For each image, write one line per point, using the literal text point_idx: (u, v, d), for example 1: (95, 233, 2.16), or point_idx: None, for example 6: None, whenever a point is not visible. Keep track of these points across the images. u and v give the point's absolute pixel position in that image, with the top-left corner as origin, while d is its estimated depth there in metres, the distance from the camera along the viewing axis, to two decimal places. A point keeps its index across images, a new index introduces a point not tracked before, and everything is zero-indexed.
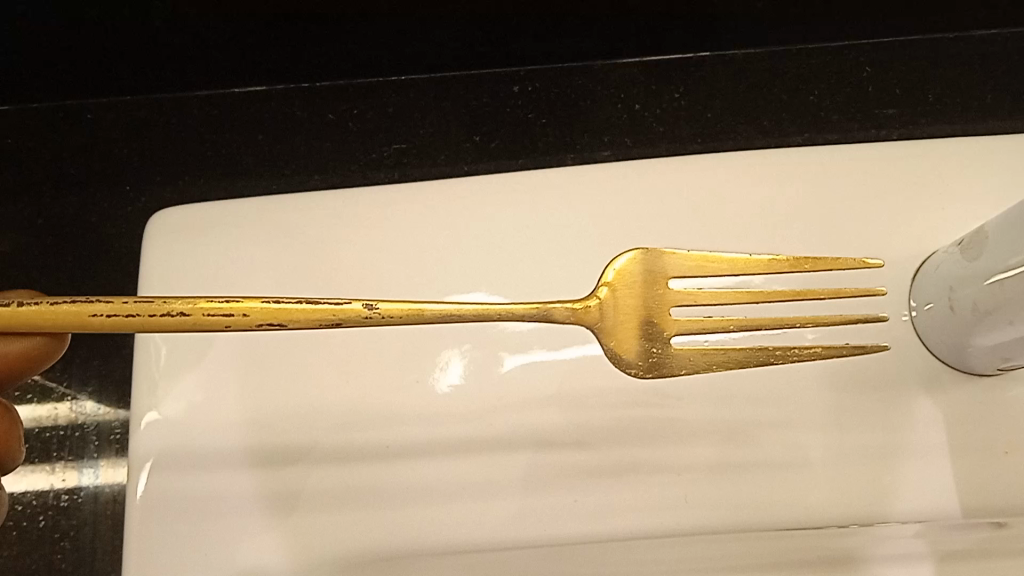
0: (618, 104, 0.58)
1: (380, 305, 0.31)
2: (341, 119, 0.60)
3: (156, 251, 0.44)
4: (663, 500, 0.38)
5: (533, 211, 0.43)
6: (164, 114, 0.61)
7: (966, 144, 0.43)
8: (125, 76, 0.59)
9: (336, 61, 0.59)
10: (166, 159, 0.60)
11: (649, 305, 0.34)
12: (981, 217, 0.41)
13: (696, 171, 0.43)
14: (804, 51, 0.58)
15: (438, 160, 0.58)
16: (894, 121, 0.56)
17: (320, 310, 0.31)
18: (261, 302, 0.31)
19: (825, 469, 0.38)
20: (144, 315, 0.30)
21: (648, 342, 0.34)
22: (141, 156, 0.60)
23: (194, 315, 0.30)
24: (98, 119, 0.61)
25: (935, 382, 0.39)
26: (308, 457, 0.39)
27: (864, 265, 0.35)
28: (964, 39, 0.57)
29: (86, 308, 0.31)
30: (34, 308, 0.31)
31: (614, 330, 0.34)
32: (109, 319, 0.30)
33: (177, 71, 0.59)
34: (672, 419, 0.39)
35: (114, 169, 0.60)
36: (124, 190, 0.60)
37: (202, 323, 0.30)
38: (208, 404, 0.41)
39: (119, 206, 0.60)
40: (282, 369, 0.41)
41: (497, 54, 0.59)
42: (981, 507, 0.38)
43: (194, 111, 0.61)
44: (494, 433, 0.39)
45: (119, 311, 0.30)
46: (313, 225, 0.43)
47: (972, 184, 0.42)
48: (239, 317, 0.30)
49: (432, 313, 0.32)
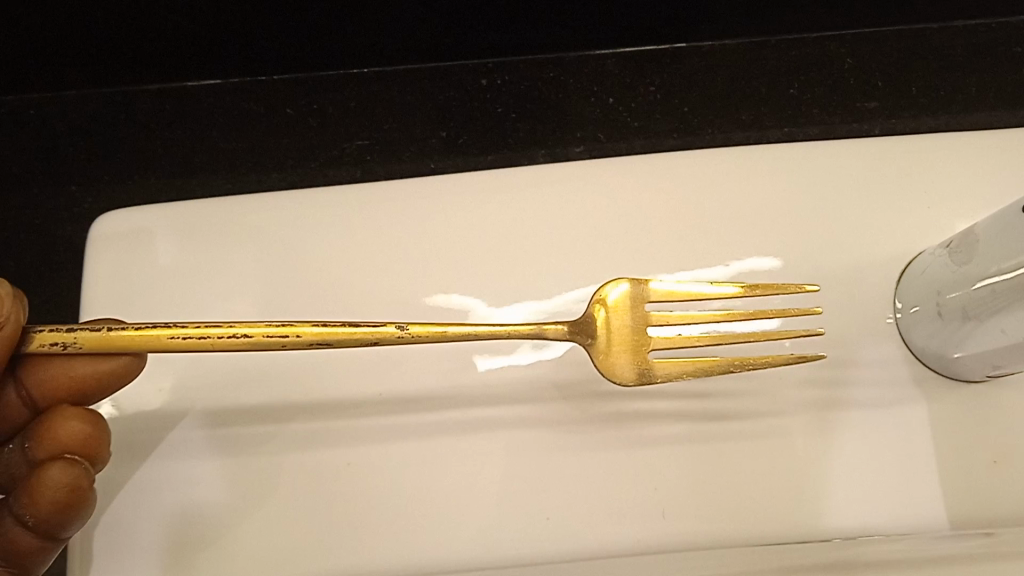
0: (590, 98, 0.52)
1: (410, 326, 0.34)
2: (300, 113, 0.53)
3: (107, 255, 0.41)
4: (643, 511, 0.37)
5: (502, 211, 0.41)
6: (103, 110, 0.53)
7: (947, 140, 0.41)
8: (52, 74, 0.52)
9: (285, 54, 0.51)
10: (106, 162, 0.53)
11: (633, 326, 0.35)
12: (963, 218, 0.40)
13: (674, 168, 0.41)
14: (784, 42, 0.52)
15: (403, 159, 0.52)
16: (876, 114, 0.51)
17: (359, 331, 0.33)
18: (312, 325, 0.33)
19: (807, 471, 0.37)
20: (214, 337, 0.33)
21: (639, 360, 0.35)
22: (87, 156, 0.53)
23: (255, 337, 0.33)
24: (35, 117, 0.53)
25: (920, 386, 0.38)
26: (278, 471, 0.37)
27: (807, 290, 0.36)
28: (945, 29, 0.52)
29: (167, 333, 0.33)
30: (122, 332, 0.33)
31: (604, 349, 0.35)
32: (187, 341, 0.33)
33: (107, 67, 0.51)
34: (651, 427, 0.38)
35: (52, 169, 0.54)
36: (69, 191, 0.54)
37: (262, 344, 0.33)
38: (173, 408, 0.39)
39: (63, 208, 0.54)
40: (249, 379, 0.39)
41: (462, 43, 0.51)
42: (968, 517, 0.37)
43: (141, 109, 0.52)
44: (465, 446, 0.38)
45: (196, 331, 0.33)
46: (270, 226, 0.41)
47: (955, 185, 0.40)
48: (293, 338, 0.33)
49: (453, 334, 0.34)
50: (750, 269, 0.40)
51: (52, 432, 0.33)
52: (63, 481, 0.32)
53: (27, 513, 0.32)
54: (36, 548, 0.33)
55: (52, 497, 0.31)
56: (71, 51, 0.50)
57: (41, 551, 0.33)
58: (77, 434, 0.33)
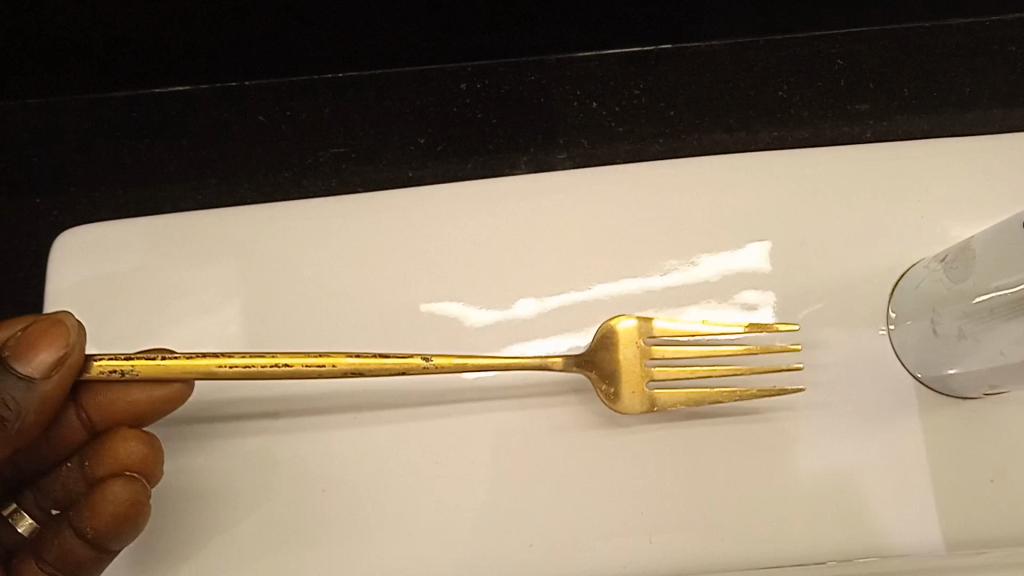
0: (573, 102, 0.50)
1: (434, 358, 0.36)
2: (273, 121, 0.50)
3: (76, 272, 0.40)
4: (630, 535, 0.36)
5: (484, 226, 0.40)
6: (70, 118, 0.51)
7: (936, 149, 0.40)
8: (15, 79, 0.49)
9: (258, 58, 0.49)
10: (70, 170, 0.51)
11: (628, 361, 0.37)
12: (950, 231, 0.40)
13: (658, 180, 0.40)
14: (773, 43, 0.50)
15: (381, 166, 0.50)
16: (868, 117, 0.49)
17: (389, 363, 0.36)
18: (349, 357, 0.35)
19: (799, 491, 0.36)
20: (259, 366, 0.35)
21: (641, 392, 0.37)
22: (52, 166, 0.51)
23: (296, 366, 0.35)
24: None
25: (913, 403, 0.37)
26: (261, 494, 0.37)
27: (785, 329, 0.37)
28: (939, 28, 0.50)
29: (218, 361, 0.34)
30: (175, 360, 0.34)
31: (608, 381, 0.37)
32: (236, 369, 0.35)
33: (75, 72, 0.49)
34: (638, 448, 0.37)
35: (12, 178, 0.51)
36: (32, 203, 0.51)
37: (302, 372, 0.35)
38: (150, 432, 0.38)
39: (25, 222, 0.51)
40: (232, 400, 0.38)
41: (442, 46, 0.50)
42: (967, 539, 0.36)
43: (108, 115, 0.50)
44: (448, 469, 0.37)
45: (243, 361, 0.35)
46: (250, 241, 0.40)
47: (944, 197, 0.40)
48: (330, 367, 0.35)
49: (474, 365, 0.36)
50: (745, 272, 0.39)
51: (111, 451, 0.34)
52: (124, 495, 0.33)
53: (86, 525, 0.33)
54: (88, 560, 0.34)
55: (113, 510, 0.33)
56: (35, 56, 0.48)
57: (93, 562, 0.34)
58: (134, 454, 0.34)
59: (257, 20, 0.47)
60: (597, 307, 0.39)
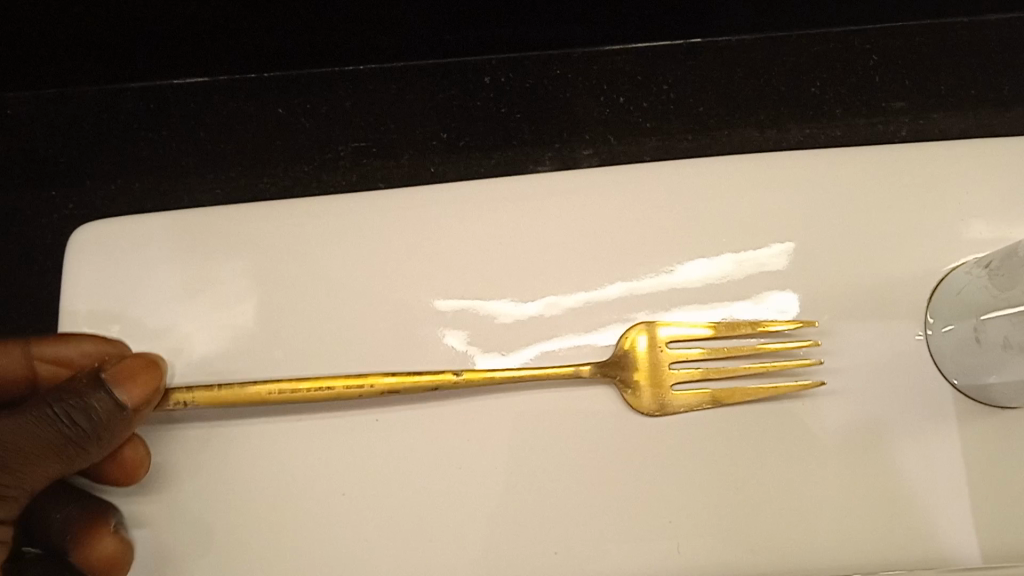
0: (599, 97, 0.49)
1: (463, 373, 0.36)
2: (294, 113, 0.49)
3: (91, 266, 0.40)
4: (658, 543, 0.35)
5: (509, 224, 0.39)
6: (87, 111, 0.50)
7: (974, 150, 0.39)
8: (30, 71, 0.48)
9: (278, 49, 0.48)
10: (87, 162, 0.50)
11: (654, 363, 0.36)
12: (989, 234, 0.38)
13: (689, 179, 0.39)
14: (804, 38, 0.49)
15: (401, 161, 0.49)
16: (902, 115, 0.48)
17: (420, 382, 0.36)
18: (386, 378, 0.36)
19: (833, 499, 0.35)
20: (302, 392, 0.36)
21: (666, 392, 0.36)
22: (68, 157, 0.50)
23: (336, 390, 0.36)
24: (13, 117, 0.50)
25: (951, 412, 0.36)
26: (278, 496, 0.36)
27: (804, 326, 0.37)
28: (977, 24, 0.49)
29: (263, 389, 0.36)
30: (232, 389, 0.36)
31: (634, 384, 0.36)
32: (282, 395, 0.36)
33: (92, 64, 0.48)
34: (666, 453, 0.36)
35: (28, 171, 0.50)
36: (48, 196, 0.50)
37: (343, 395, 0.36)
38: (166, 429, 0.37)
39: (41, 214, 0.51)
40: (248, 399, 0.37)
41: (466, 40, 0.49)
42: (1004, 553, 0.35)
43: (126, 109, 0.50)
44: (471, 473, 0.36)
45: (288, 387, 0.36)
46: (269, 237, 0.39)
47: (981, 200, 0.39)
48: (369, 389, 0.36)
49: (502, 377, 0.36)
50: (776, 274, 0.38)
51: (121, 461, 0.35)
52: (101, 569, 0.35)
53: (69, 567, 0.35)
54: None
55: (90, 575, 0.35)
56: (52, 50, 0.47)
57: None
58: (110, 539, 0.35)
59: (278, 15, 0.46)
60: (623, 309, 0.38)
